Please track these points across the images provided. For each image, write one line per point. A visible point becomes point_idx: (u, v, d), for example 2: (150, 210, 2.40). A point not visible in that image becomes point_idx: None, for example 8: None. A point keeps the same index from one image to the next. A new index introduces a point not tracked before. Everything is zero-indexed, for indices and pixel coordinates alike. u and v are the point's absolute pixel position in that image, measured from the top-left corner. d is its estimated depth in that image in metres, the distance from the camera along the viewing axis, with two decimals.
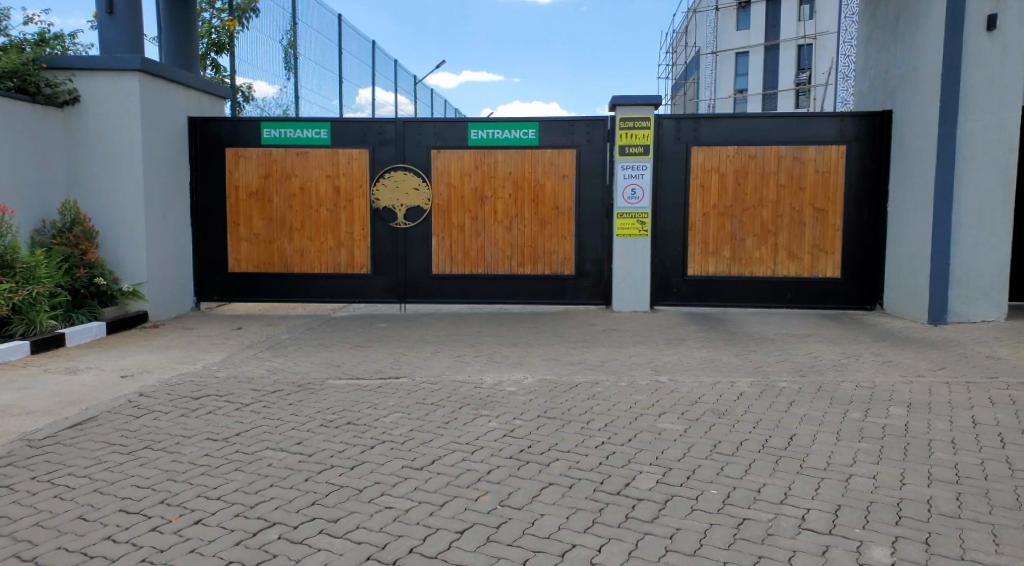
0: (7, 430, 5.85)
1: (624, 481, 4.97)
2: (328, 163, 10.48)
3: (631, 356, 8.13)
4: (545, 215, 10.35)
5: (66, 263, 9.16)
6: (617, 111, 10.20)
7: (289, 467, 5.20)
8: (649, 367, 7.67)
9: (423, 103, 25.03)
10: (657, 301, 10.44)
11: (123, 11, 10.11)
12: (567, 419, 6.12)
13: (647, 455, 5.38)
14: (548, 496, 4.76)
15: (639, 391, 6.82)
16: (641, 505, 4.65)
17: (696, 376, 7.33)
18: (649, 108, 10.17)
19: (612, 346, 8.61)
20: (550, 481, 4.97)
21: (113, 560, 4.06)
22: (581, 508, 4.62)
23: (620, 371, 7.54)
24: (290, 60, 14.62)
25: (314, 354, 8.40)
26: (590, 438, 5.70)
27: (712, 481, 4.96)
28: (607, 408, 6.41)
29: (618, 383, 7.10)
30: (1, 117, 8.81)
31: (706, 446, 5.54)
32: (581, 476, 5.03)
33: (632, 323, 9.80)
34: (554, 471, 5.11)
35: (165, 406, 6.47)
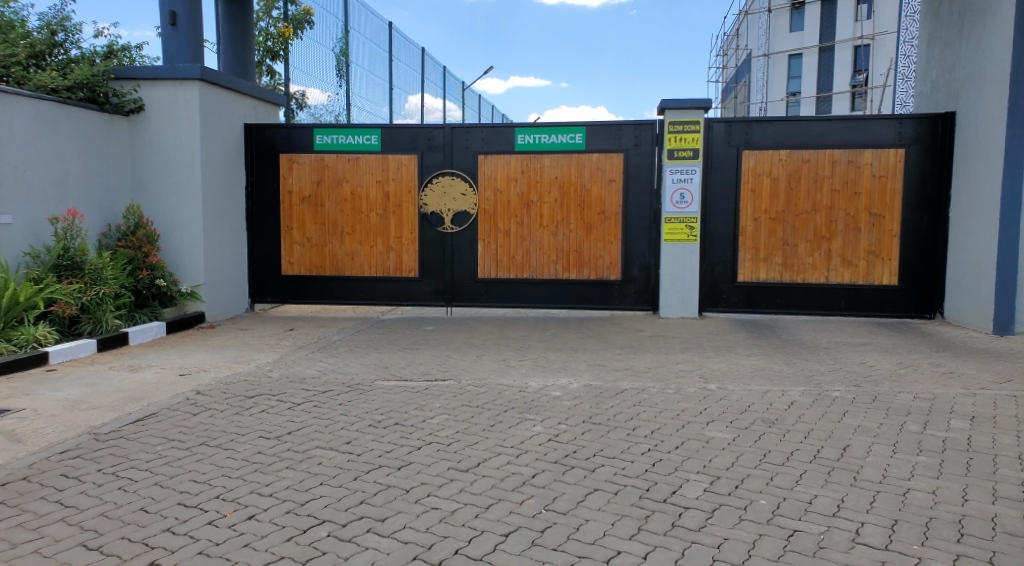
0: (75, 424, 6.06)
1: (670, 488, 4.91)
2: (378, 169, 10.62)
3: (680, 363, 8.04)
4: (591, 220, 10.31)
5: (130, 265, 9.45)
6: (666, 114, 10.09)
7: (338, 466, 5.28)
8: (698, 374, 7.58)
9: (471, 109, 25.20)
10: (706, 307, 10.31)
11: (185, 23, 10.41)
12: (613, 426, 6.08)
13: (695, 463, 5.31)
14: (594, 502, 4.74)
15: (687, 399, 6.74)
16: (688, 514, 4.59)
17: (747, 384, 7.20)
18: (700, 111, 10.04)
19: (661, 352, 8.53)
20: (595, 487, 4.94)
21: (172, 552, 4.17)
22: (627, 515, 4.58)
23: (668, 378, 7.46)
24: (341, 68, 14.86)
25: (363, 356, 8.51)
26: (636, 445, 5.65)
27: (762, 491, 4.87)
28: (654, 414, 6.35)
29: (665, 390, 7.03)
30: (71, 125, 9.18)
31: (756, 455, 5.45)
32: (627, 483, 4.99)
33: (682, 329, 9.69)
34: (599, 477, 5.08)
35: (221, 404, 6.63)
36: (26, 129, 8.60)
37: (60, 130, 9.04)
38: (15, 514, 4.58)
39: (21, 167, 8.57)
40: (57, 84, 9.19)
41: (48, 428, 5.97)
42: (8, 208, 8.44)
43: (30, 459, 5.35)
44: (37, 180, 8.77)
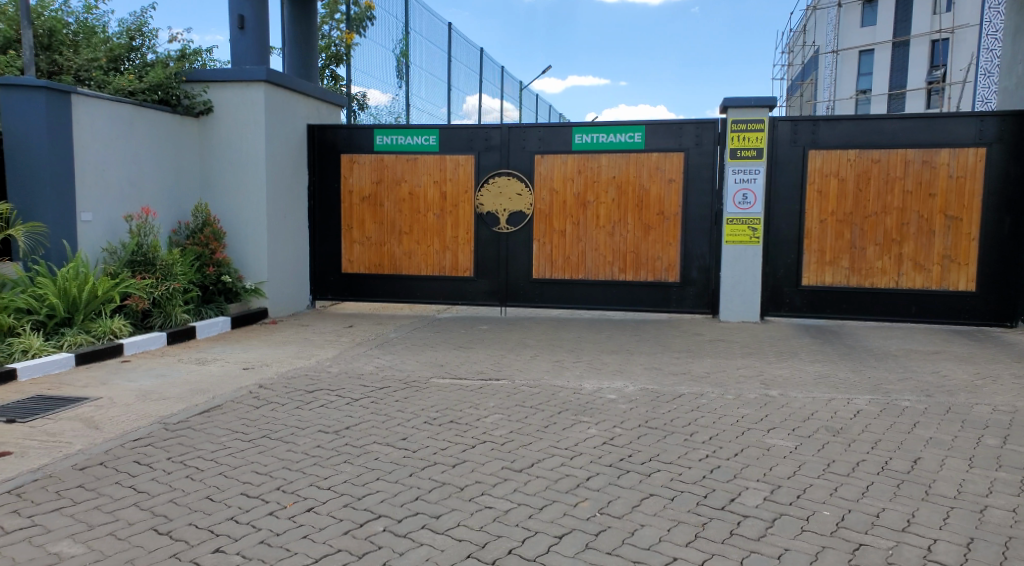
0: (146, 414, 6.20)
1: (729, 496, 4.76)
2: (436, 169, 10.64)
3: (740, 368, 7.82)
4: (649, 221, 10.13)
5: (198, 262, 9.66)
6: (729, 113, 9.87)
7: (394, 462, 5.27)
8: (759, 380, 7.36)
9: (528, 108, 25.10)
10: (769, 311, 10.04)
11: (252, 26, 10.61)
12: (670, 430, 5.94)
13: (755, 471, 5.13)
14: (650, 507, 4.61)
15: (747, 405, 6.55)
16: (748, 522, 4.43)
17: (810, 391, 6.96)
18: (765, 110, 9.81)
19: (720, 356, 8.32)
20: (651, 492, 4.81)
21: (236, 539, 4.20)
22: (683, 521, 4.44)
23: (729, 383, 7.25)
24: (401, 69, 14.96)
25: (419, 353, 8.52)
26: (694, 451, 5.50)
27: (825, 502, 4.67)
28: (714, 420, 6.18)
29: (724, 396, 6.84)
30: (146, 127, 9.43)
31: (820, 464, 5.24)
32: (684, 489, 4.85)
33: (743, 333, 9.44)
34: (655, 482, 4.95)
35: (282, 398, 6.71)
36: (104, 130, 8.87)
37: (136, 130, 9.30)
38: (92, 497, 4.66)
39: (100, 167, 8.84)
40: (134, 88, 9.51)
41: (121, 416, 6.12)
42: (88, 206, 8.71)
43: (105, 445, 5.48)
44: (114, 179, 9.04)
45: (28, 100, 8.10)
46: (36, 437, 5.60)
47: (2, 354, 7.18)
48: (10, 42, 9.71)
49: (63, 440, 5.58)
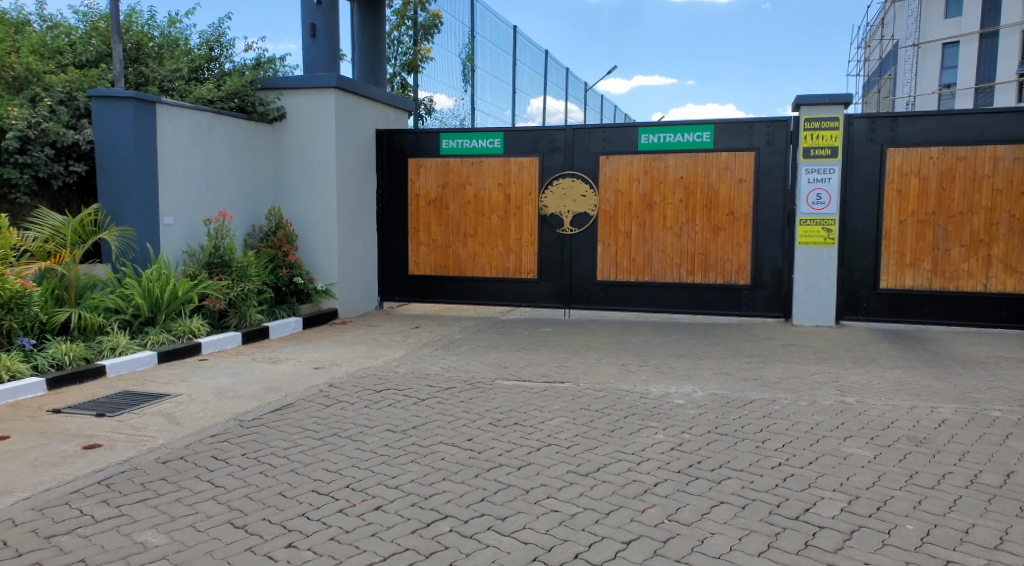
0: (222, 411, 6.38)
1: (804, 506, 4.60)
2: (501, 171, 10.67)
3: (815, 374, 7.58)
4: (718, 221, 9.92)
5: (272, 264, 9.91)
6: (802, 111, 9.60)
7: (460, 462, 5.28)
8: (835, 387, 7.11)
9: (593, 109, 24.97)
10: (844, 315, 9.72)
11: (324, 34, 10.83)
12: (741, 437, 5.79)
13: (831, 480, 4.96)
14: (720, 515, 4.50)
15: (823, 412, 6.34)
16: (824, 533, 4.28)
17: (889, 399, 6.69)
18: (839, 107, 9.51)
19: (794, 362, 8.08)
20: (721, 499, 4.70)
21: (307, 535, 4.27)
22: (755, 530, 4.32)
23: (802, 390, 7.04)
24: (467, 73, 15.06)
25: (484, 355, 8.54)
26: (766, 458, 5.35)
27: (909, 515, 4.48)
28: (787, 427, 6.00)
29: (798, 402, 6.64)
30: (224, 133, 9.73)
31: (901, 476, 5.03)
32: (756, 498, 4.72)
33: (817, 338, 9.16)
34: (726, 490, 4.83)
35: (351, 397, 6.81)
36: (185, 137, 9.17)
37: (214, 137, 9.59)
38: (173, 490, 4.80)
39: (180, 172, 9.14)
40: (213, 96, 9.88)
41: (200, 413, 6.31)
42: (170, 210, 9.03)
43: (185, 440, 5.64)
44: (193, 184, 9.34)
45: (117, 110, 8.44)
46: (123, 431, 5.81)
47: (93, 351, 7.46)
48: (102, 56, 10.10)
49: (148, 434, 5.78)
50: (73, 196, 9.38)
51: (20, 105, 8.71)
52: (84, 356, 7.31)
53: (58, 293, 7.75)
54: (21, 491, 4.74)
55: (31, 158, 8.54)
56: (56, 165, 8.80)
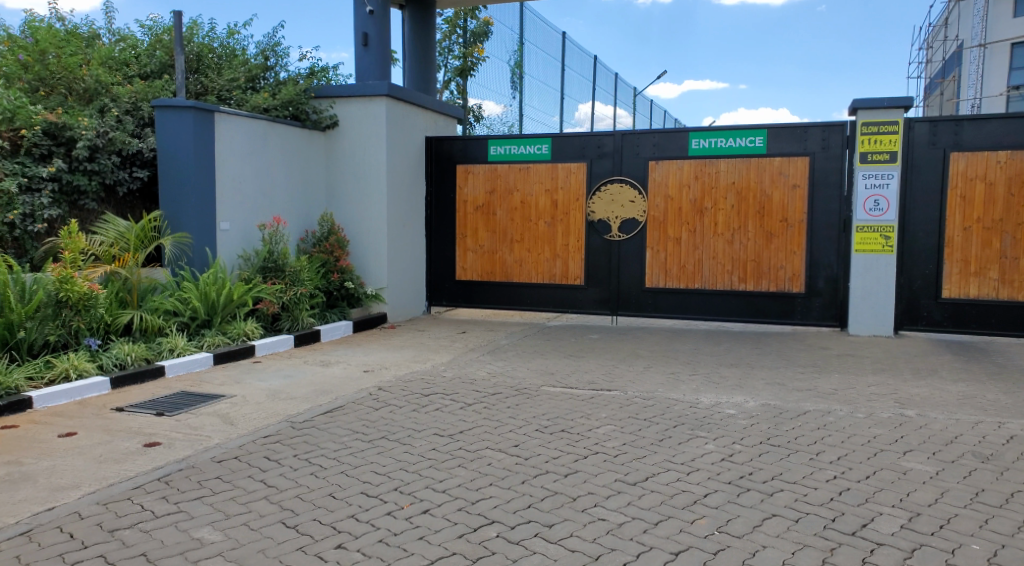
0: (276, 412, 6.55)
1: (860, 521, 4.54)
2: (548, 177, 10.73)
3: (871, 386, 7.42)
4: (772, 228, 9.82)
5: (323, 269, 10.12)
6: (859, 114, 9.41)
7: (506, 468, 5.34)
8: (893, 399, 6.97)
9: (642, 114, 24.84)
10: (903, 325, 9.51)
11: (375, 42, 11.04)
12: (794, 449, 5.73)
13: (889, 496, 4.88)
14: (771, 528, 4.48)
15: (880, 425, 6.23)
16: (883, 551, 4.22)
17: (952, 413, 6.53)
18: (899, 110, 9.29)
19: (849, 373, 7.94)
20: (773, 512, 4.66)
21: (356, 536, 4.37)
22: (809, 545, 4.28)
23: (858, 401, 6.91)
24: (516, 80, 15.15)
25: (531, 361, 8.59)
26: (821, 471, 5.28)
27: (974, 534, 4.38)
28: (842, 440, 5.91)
29: (854, 414, 6.53)
30: (279, 141, 10.00)
31: (965, 493, 4.92)
32: (810, 511, 4.67)
33: (874, 348, 8.98)
34: (778, 503, 4.79)
35: (400, 400, 6.94)
36: (242, 145, 9.45)
37: (270, 144, 9.86)
38: (228, 489, 4.96)
39: (238, 179, 9.42)
40: (268, 104, 10.16)
41: (254, 414, 6.50)
42: (227, 215, 9.31)
43: (240, 440, 5.82)
44: (250, 190, 9.62)
45: (178, 119, 8.73)
46: (181, 430, 6.02)
47: (153, 352, 7.74)
48: (164, 66, 10.45)
49: (204, 433, 5.98)
50: (137, 201, 9.73)
51: (89, 115, 9.06)
52: (145, 357, 7.58)
53: (122, 295, 8.04)
54: (87, 486, 4.95)
55: (99, 165, 8.87)
56: (121, 173, 9.15)
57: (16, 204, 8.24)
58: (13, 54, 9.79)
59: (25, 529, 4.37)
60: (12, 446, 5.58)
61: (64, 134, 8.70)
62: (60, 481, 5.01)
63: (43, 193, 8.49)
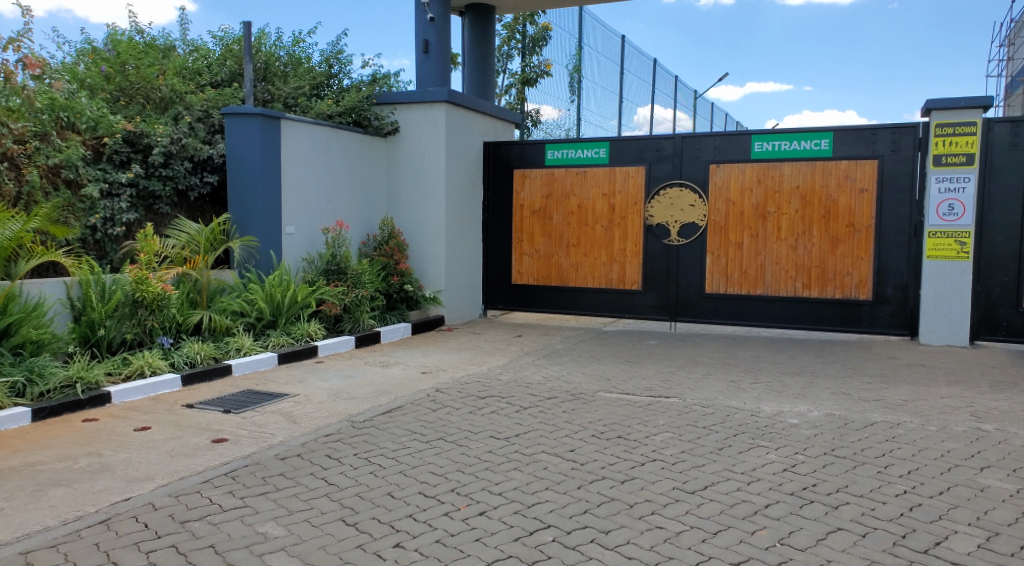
0: (338, 412, 6.74)
1: (933, 539, 4.46)
2: (606, 181, 10.74)
3: (944, 398, 7.23)
4: (838, 233, 9.65)
5: (384, 271, 10.34)
6: (933, 115, 9.20)
7: (562, 473, 5.41)
8: (968, 412, 6.78)
9: (703, 117, 24.57)
10: (980, 335, 9.22)
11: (436, 49, 11.23)
12: (860, 461, 5.64)
13: (965, 514, 4.77)
14: (836, 541, 4.43)
15: (954, 439, 6.08)
16: None
17: None
18: (976, 111, 9.03)
19: (920, 384, 7.74)
20: (838, 526, 4.61)
21: (414, 536, 4.49)
22: (877, 560, 4.23)
23: (930, 414, 6.75)
24: (574, 84, 15.20)
25: (588, 366, 8.63)
26: (889, 485, 5.19)
27: None
28: (912, 453, 5.79)
29: (925, 427, 6.39)
30: (342, 146, 10.27)
31: None
32: (878, 526, 4.61)
33: (946, 359, 8.74)
34: (843, 516, 4.74)
35: (458, 402, 7.07)
36: (307, 150, 9.74)
37: (333, 150, 10.13)
38: (291, 485, 5.15)
39: (302, 184, 9.71)
40: (332, 111, 10.45)
41: (315, 412, 6.71)
42: (292, 219, 9.61)
43: (302, 439, 6.02)
44: (314, 195, 9.90)
45: (246, 126, 9.05)
46: (246, 427, 6.26)
47: (220, 351, 8.04)
48: (234, 75, 10.99)
49: (268, 431, 6.20)
50: (207, 205, 10.12)
51: (165, 122, 9.47)
52: (213, 356, 7.89)
53: (192, 296, 8.41)
54: (160, 478, 5.20)
55: (173, 171, 9.28)
56: (192, 178, 9.52)
57: (98, 208, 8.69)
58: (97, 65, 10.23)
59: (103, 518, 4.62)
60: (91, 438, 5.89)
61: (141, 141, 9.08)
62: (135, 473, 5.27)
63: (122, 198, 8.90)
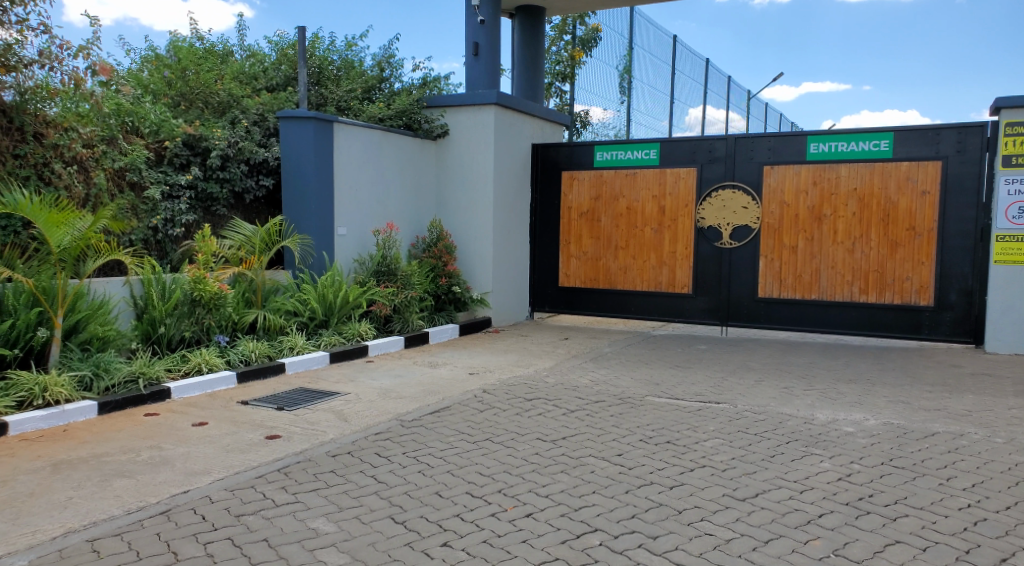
0: (388, 411, 6.86)
1: (998, 555, 4.35)
2: (656, 183, 10.68)
3: (1011, 409, 7.02)
4: (897, 237, 9.44)
5: (432, 273, 10.47)
6: (1001, 115, 8.92)
7: (610, 477, 5.42)
8: None
9: (756, 118, 24.22)
10: None
11: (486, 51, 11.31)
12: (919, 472, 5.52)
13: None
14: (894, 554, 4.36)
15: (1020, 452, 5.91)
16: None
17: None
18: None
19: (984, 394, 7.53)
20: (897, 538, 4.53)
21: (462, 536, 4.56)
22: None
23: (996, 425, 6.57)
24: (624, 85, 15.21)
25: (635, 370, 8.61)
26: (952, 498, 5.08)
27: None
28: (976, 465, 5.65)
29: (989, 439, 6.22)
30: (393, 149, 10.42)
31: None
32: (940, 540, 4.51)
33: (1012, 368, 8.48)
34: (902, 529, 4.65)
35: (505, 404, 7.13)
36: (360, 153, 9.93)
37: (384, 153, 10.29)
38: (341, 482, 5.27)
39: (355, 187, 9.89)
40: (384, 114, 10.63)
41: (366, 411, 6.83)
42: (345, 221, 9.80)
43: (353, 436, 6.15)
44: (366, 197, 10.08)
45: (300, 129, 9.26)
46: (299, 424, 6.41)
47: (274, 350, 8.25)
48: (289, 79, 11.18)
49: (320, 428, 6.35)
50: (263, 207, 10.38)
51: (223, 126, 9.77)
52: (267, 354, 8.09)
53: (248, 295, 8.64)
54: (216, 472, 5.37)
55: (230, 174, 9.54)
56: (248, 181, 9.80)
57: (160, 210, 8.95)
58: (160, 72, 10.60)
59: (164, 509, 4.80)
60: (153, 431, 6.12)
61: (200, 144, 9.38)
62: (194, 466, 5.46)
63: (182, 200, 9.19)
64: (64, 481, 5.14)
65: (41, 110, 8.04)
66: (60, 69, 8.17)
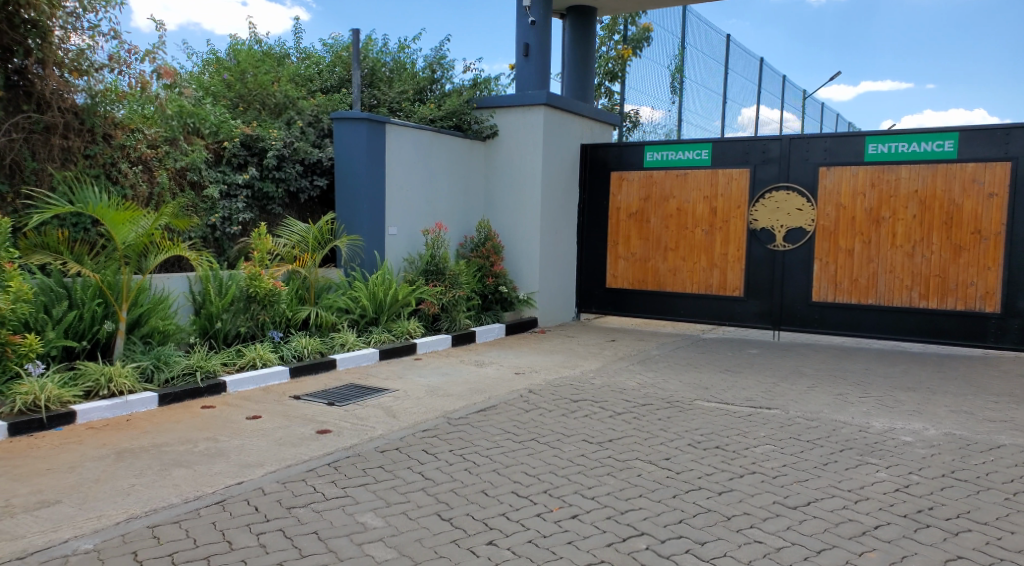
0: (436, 408, 6.96)
1: None
2: (707, 184, 10.60)
3: None
4: (961, 240, 9.20)
5: (480, 272, 10.57)
6: None
7: (657, 480, 5.42)
8: None
9: (812, 118, 23.78)
10: None
11: (536, 52, 11.36)
12: (982, 486, 5.39)
13: None
14: None
15: None
16: None
17: None
18: None
19: None
20: (957, 553, 4.45)
21: (507, 535, 4.62)
22: None
23: None
24: (675, 84, 15.16)
25: (683, 373, 8.56)
26: (1017, 514, 4.95)
27: None
28: None
29: None
30: (443, 149, 10.55)
31: None
32: (1003, 557, 4.41)
33: None
34: (963, 544, 4.56)
35: (550, 404, 7.18)
36: (412, 153, 10.08)
37: (435, 153, 10.43)
38: (389, 478, 5.38)
39: (407, 186, 10.05)
40: (434, 116, 10.77)
41: (414, 408, 6.95)
42: (396, 221, 9.96)
43: (401, 433, 6.27)
44: (417, 197, 10.23)
45: (354, 129, 9.44)
46: (349, 420, 6.56)
47: (326, 346, 8.45)
48: (343, 81, 11.49)
49: (369, 424, 6.48)
50: (316, 207, 10.60)
51: (279, 127, 10.05)
52: (319, 350, 8.29)
53: (301, 292, 8.84)
54: (269, 465, 5.53)
55: (285, 174, 9.76)
56: (303, 181, 10.02)
57: (218, 208, 9.22)
58: (220, 75, 10.94)
59: (220, 499, 4.97)
60: (209, 424, 6.32)
61: (257, 145, 9.65)
62: (247, 458, 5.63)
63: (239, 199, 9.45)
64: (126, 470, 5.36)
65: (110, 111, 8.32)
66: (128, 73, 8.49)
